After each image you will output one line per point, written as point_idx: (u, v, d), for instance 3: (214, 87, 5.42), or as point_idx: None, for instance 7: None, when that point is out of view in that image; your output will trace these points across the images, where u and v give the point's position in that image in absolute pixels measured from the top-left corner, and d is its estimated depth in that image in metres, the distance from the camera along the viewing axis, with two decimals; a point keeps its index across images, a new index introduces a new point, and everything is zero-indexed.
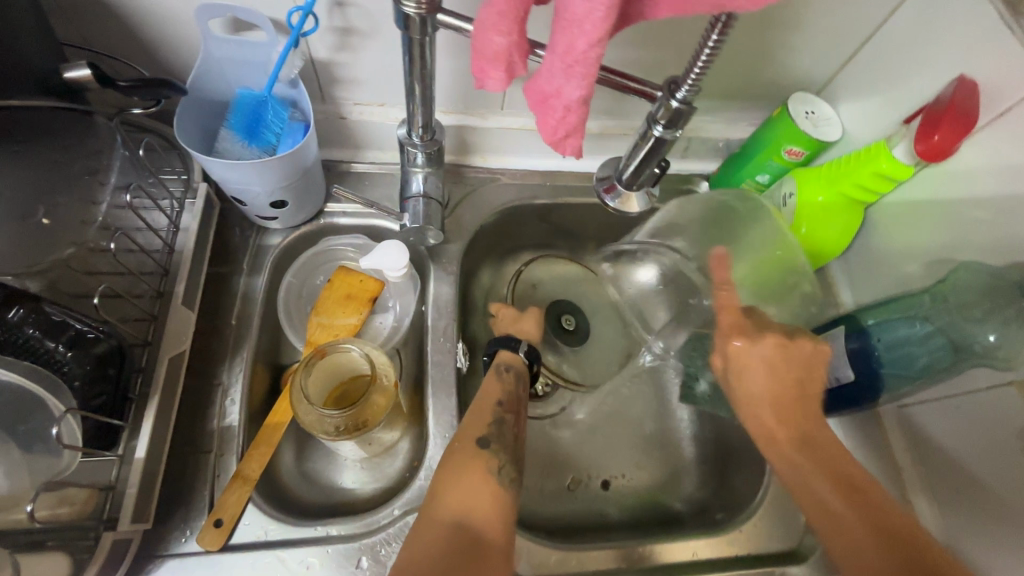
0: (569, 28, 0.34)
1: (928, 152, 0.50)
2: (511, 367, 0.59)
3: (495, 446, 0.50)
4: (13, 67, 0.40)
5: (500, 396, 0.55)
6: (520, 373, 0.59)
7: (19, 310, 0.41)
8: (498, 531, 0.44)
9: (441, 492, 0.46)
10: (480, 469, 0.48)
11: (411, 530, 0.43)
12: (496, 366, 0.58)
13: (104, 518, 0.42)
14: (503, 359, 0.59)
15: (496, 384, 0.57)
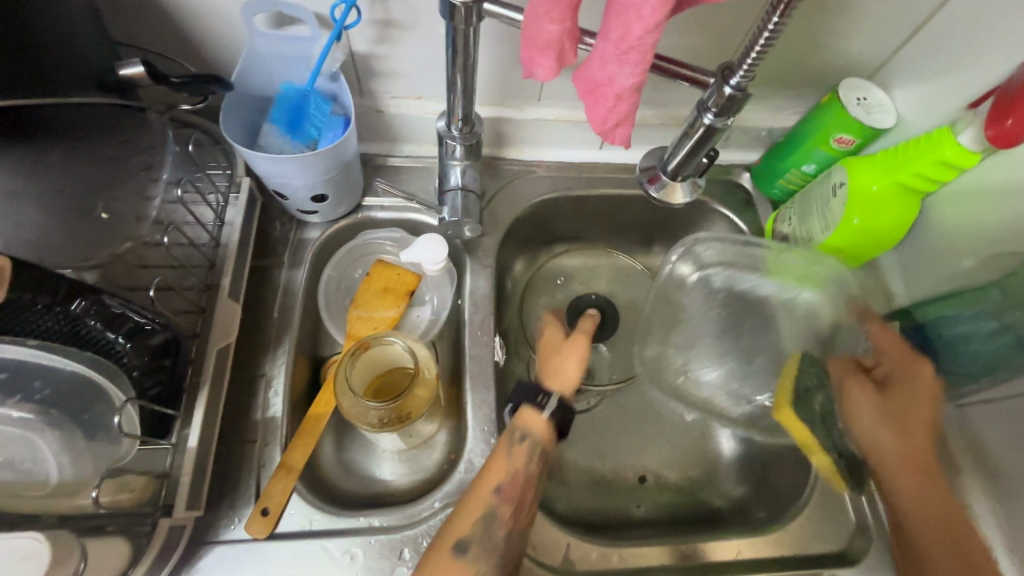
0: (624, 13, 0.33)
1: (999, 137, 0.45)
2: (527, 436, 0.52)
3: (487, 529, 0.48)
4: (73, 65, 0.41)
5: (501, 480, 0.50)
6: (537, 444, 0.52)
7: (81, 301, 0.39)
8: None
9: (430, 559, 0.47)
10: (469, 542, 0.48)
11: None
12: (511, 430, 0.52)
13: (161, 504, 0.44)
14: (521, 423, 0.52)
15: (505, 460, 0.51)
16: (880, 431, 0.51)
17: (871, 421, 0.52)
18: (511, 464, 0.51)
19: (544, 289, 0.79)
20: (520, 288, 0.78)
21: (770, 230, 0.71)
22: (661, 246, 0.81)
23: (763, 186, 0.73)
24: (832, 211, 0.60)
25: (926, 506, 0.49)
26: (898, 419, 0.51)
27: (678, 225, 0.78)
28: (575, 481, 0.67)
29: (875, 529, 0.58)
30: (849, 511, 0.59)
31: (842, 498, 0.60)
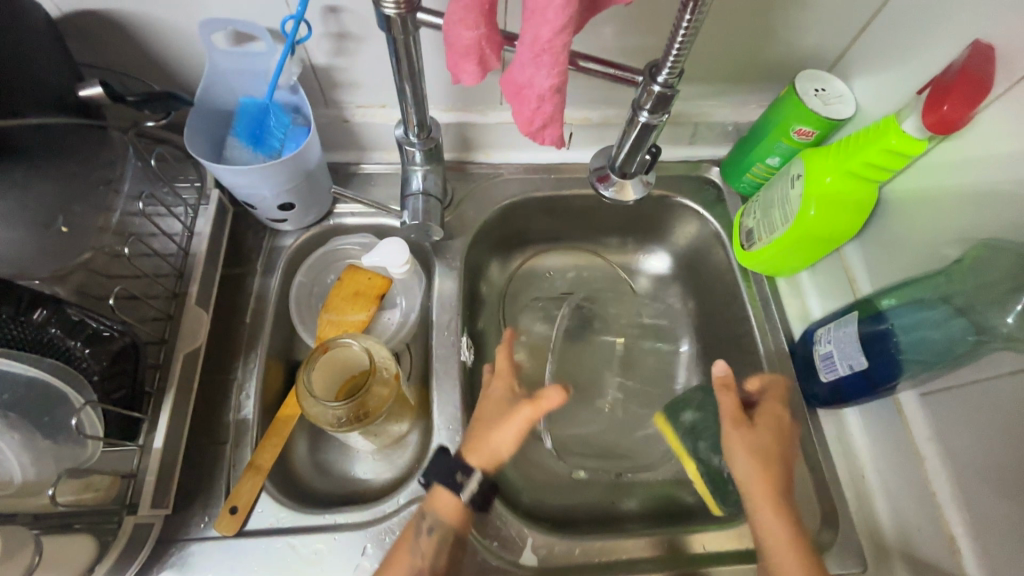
0: (534, 18, 0.34)
1: (937, 124, 0.47)
2: (435, 525, 0.51)
3: None
4: (34, 88, 0.44)
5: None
6: (444, 531, 0.51)
7: (43, 310, 0.43)
8: None
9: None
10: None
11: None
12: (418, 518, 0.51)
13: (126, 503, 0.46)
14: (430, 506, 0.52)
15: (406, 556, 0.49)
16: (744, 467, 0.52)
17: (742, 460, 0.53)
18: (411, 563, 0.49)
19: (520, 289, 0.80)
20: (495, 288, 0.79)
21: (738, 224, 0.71)
22: (636, 242, 0.81)
23: (731, 180, 0.73)
24: (791, 202, 0.60)
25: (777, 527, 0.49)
26: (769, 454, 0.53)
27: (650, 223, 0.79)
28: (550, 478, 0.67)
29: (842, 523, 0.58)
30: (817, 505, 0.60)
31: (810, 491, 0.60)
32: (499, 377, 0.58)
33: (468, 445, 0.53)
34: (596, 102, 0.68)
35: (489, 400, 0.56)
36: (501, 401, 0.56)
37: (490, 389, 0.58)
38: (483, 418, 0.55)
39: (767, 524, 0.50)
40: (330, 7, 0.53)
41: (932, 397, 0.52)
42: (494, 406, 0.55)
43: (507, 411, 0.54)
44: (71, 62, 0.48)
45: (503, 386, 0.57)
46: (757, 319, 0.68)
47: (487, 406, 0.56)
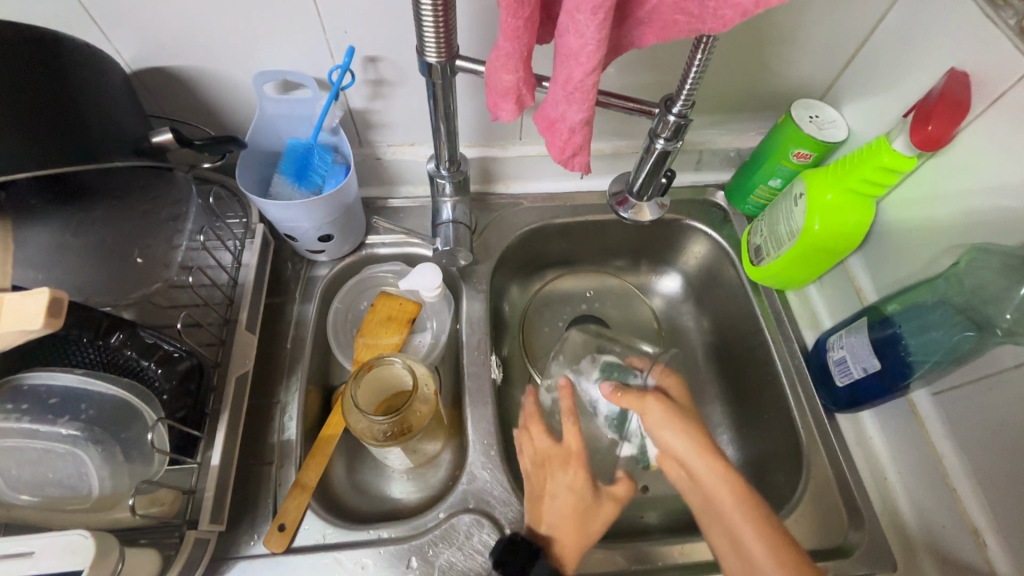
0: (567, 62, 0.39)
1: (925, 142, 0.52)
2: None
3: None
4: (114, 136, 0.48)
5: None
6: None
7: (120, 334, 0.46)
8: None
9: None
10: None
11: None
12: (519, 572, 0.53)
13: (187, 517, 0.48)
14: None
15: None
16: (672, 437, 0.49)
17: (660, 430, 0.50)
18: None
19: (541, 311, 0.83)
20: (517, 311, 0.82)
21: (746, 242, 0.75)
22: (649, 264, 0.86)
23: (736, 202, 0.78)
24: (795, 219, 0.65)
25: (706, 490, 0.48)
26: (682, 422, 0.49)
27: (662, 244, 0.83)
28: None
29: (867, 523, 0.60)
30: (841, 507, 0.62)
31: (834, 494, 0.62)
32: (574, 468, 0.54)
33: (556, 552, 0.52)
34: (608, 135, 0.73)
35: (564, 493, 0.53)
36: (581, 496, 0.53)
37: (561, 481, 0.54)
38: (569, 521, 0.53)
39: (706, 484, 0.48)
40: (370, 57, 0.59)
41: (943, 395, 0.55)
42: (577, 499, 0.53)
43: (590, 510, 0.53)
44: (143, 114, 0.54)
45: (582, 473, 0.53)
46: (771, 332, 0.71)
47: (567, 502, 0.53)
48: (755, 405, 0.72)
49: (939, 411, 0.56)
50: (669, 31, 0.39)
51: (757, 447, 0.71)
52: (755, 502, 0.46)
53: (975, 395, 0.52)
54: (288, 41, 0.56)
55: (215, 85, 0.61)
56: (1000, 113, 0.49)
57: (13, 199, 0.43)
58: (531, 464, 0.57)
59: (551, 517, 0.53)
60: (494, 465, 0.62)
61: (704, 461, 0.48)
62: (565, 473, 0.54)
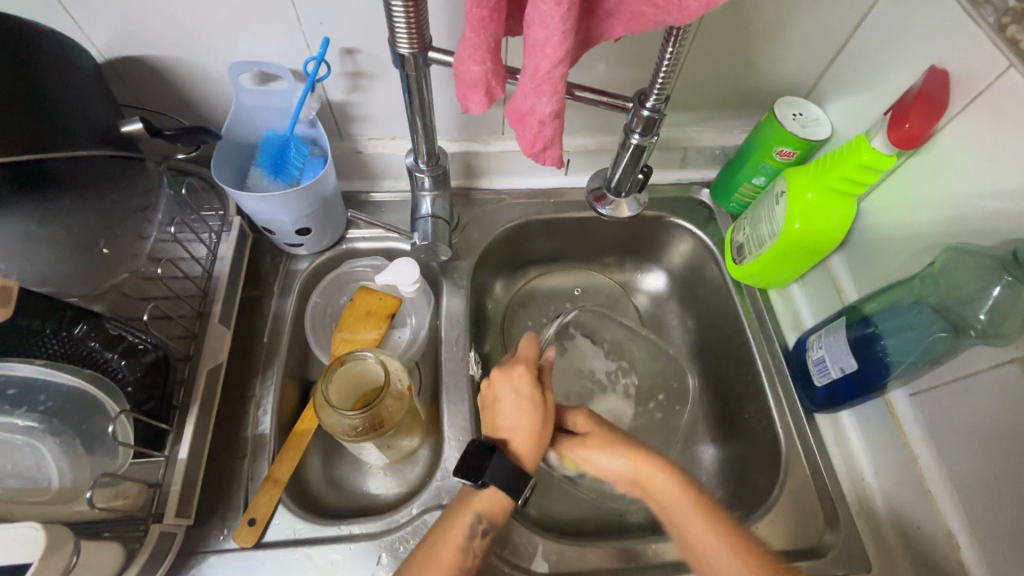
0: (534, 53, 0.38)
1: (902, 140, 0.51)
2: (489, 518, 0.51)
3: (478, 540, 0.50)
4: (80, 125, 0.48)
5: (485, 524, 0.51)
6: (495, 506, 0.51)
7: (83, 326, 0.45)
8: (480, 544, 0.51)
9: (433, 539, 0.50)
10: (461, 526, 0.50)
11: (419, 552, 0.50)
12: (468, 503, 0.51)
13: (152, 511, 0.48)
14: (484, 508, 0.51)
15: (460, 524, 0.50)
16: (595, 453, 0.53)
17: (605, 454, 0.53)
18: (459, 566, 0.49)
19: (524, 307, 0.83)
20: (501, 307, 0.82)
21: (729, 241, 0.75)
22: (634, 262, 0.85)
23: (721, 200, 0.78)
24: (776, 217, 0.64)
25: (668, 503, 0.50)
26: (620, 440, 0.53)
27: (647, 242, 0.83)
28: (560, 489, 0.69)
29: (845, 524, 0.60)
30: (818, 508, 0.62)
31: (812, 495, 0.62)
32: (522, 374, 0.54)
33: (517, 451, 0.52)
34: (591, 130, 0.73)
35: (516, 396, 0.54)
36: (531, 400, 0.53)
37: (509, 388, 0.54)
38: (522, 421, 0.53)
39: (666, 499, 0.50)
40: (347, 49, 0.58)
41: (920, 396, 0.55)
42: (522, 402, 0.53)
43: (535, 409, 0.53)
44: (113, 104, 0.53)
45: (528, 378, 0.54)
46: (752, 330, 0.71)
47: (516, 406, 0.53)
48: (736, 404, 0.72)
49: (917, 413, 0.55)
50: (637, 23, 0.38)
51: (738, 446, 0.71)
52: (716, 513, 0.49)
53: (952, 396, 0.52)
54: (262, 31, 0.56)
55: (191, 75, 0.60)
56: (978, 112, 0.49)
57: None
58: (482, 379, 0.56)
59: (504, 421, 0.53)
60: None
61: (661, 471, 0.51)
62: (512, 377, 0.55)
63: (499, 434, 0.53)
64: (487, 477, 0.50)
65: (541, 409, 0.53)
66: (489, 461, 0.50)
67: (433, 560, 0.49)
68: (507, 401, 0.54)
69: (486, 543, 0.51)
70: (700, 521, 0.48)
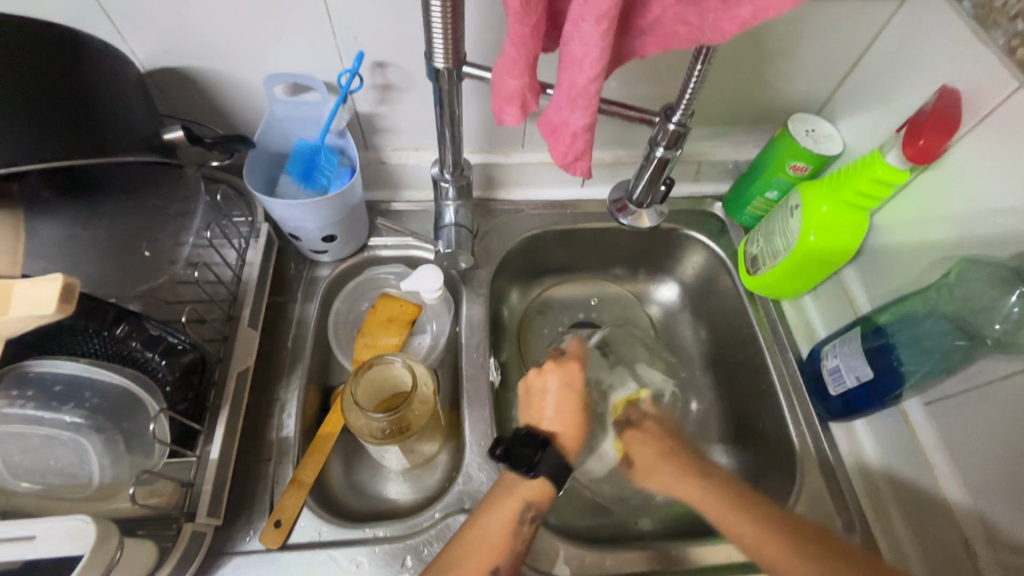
0: (571, 69, 0.40)
1: (916, 156, 0.53)
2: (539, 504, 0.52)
3: (529, 523, 0.51)
4: (126, 132, 0.49)
5: (534, 507, 0.52)
6: (546, 493, 0.52)
7: (125, 326, 0.47)
8: (527, 529, 0.51)
9: (481, 520, 0.51)
10: (510, 509, 0.51)
11: (468, 534, 0.50)
12: (515, 486, 0.52)
13: (184, 511, 0.48)
14: (533, 497, 0.51)
15: (507, 506, 0.51)
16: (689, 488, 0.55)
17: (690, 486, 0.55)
18: (509, 547, 0.50)
19: (540, 316, 0.84)
20: (517, 316, 0.83)
21: (743, 252, 0.76)
22: (647, 272, 0.87)
23: (734, 213, 0.80)
24: (791, 229, 0.66)
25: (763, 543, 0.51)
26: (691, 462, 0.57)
27: (660, 254, 0.84)
28: (577, 495, 0.70)
29: (860, 533, 0.61)
30: (834, 515, 0.62)
31: (827, 503, 0.63)
32: (574, 370, 0.59)
33: (563, 442, 0.55)
34: (609, 144, 0.75)
35: (564, 389, 0.57)
36: (577, 394, 0.58)
37: (559, 380, 0.58)
38: (570, 414, 0.56)
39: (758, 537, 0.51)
40: (378, 63, 0.60)
41: (935, 405, 0.56)
42: (569, 395, 0.57)
43: (580, 403, 0.57)
44: (156, 113, 0.55)
45: (578, 372, 0.59)
46: (766, 341, 0.72)
47: (564, 399, 0.57)
48: (751, 413, 0.73)
49: (932, 421, 0.56)
50: (670, 41, 0.40)
51: (752, 454, 0.71)
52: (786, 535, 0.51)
53: (967, 404, 0.53)
54: (298, 44, 0.58)
55: (226, 86, 0.62)
56: (989, 129, 0.51)
57: (27, 192, 0.43)
58: (529, 368, 0.60)
59: (552, 412, 0.56)
60: (491, 467, 0.62)
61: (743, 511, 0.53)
62: (563, 370, 0.58)
63: (545, 424, 0.56)
64: (540, 465, 0.52)
65: (584, 404, 0.57)
66: (546, 450, 0.53)
67: (486, 541, 0.50)
68: (556, 392, 0.57)
69: (533, 528, 0.52)
70: (710, 496, 0.55)
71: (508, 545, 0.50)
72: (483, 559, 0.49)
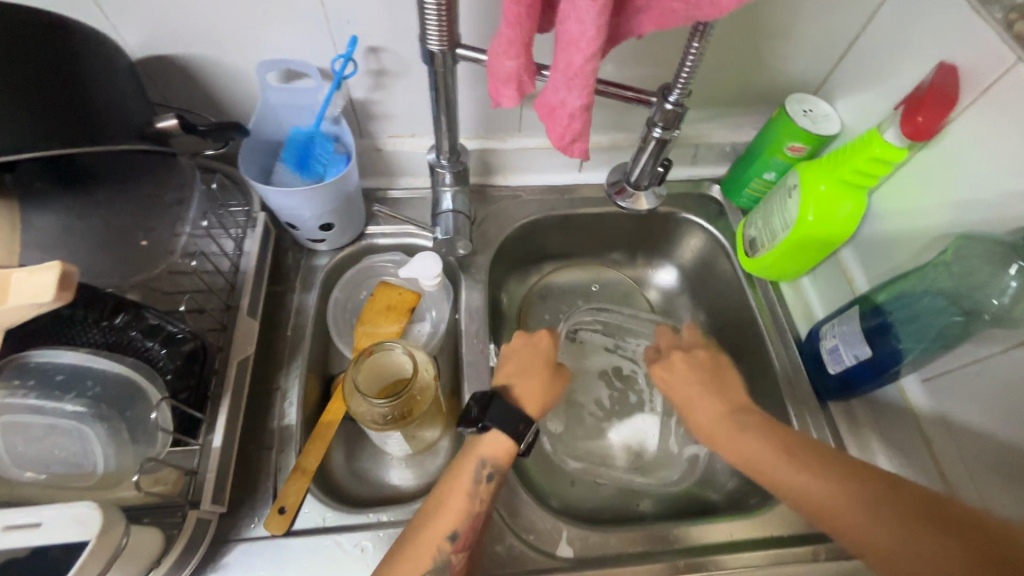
0: (568, 47, 0.40)
1: (914, 133, 0.53)
2: (495, 463, 0.52)
3: (485, 482, 0.52)
4: (121, 119, 0.49)
5: (488, 467, 0.52)
6: (502, 448, 0.53)
7: (124, 315, 0.47)
8: (485, 492, 0.52)
9: (445, 485, 0.52)
10: (466, 471, 0.52)
11: (428, 502, 0.52)
12: (472, 450, 0.54)
13: (189, 498, 0.48)
14: (486, 452, 0.53)
15: (464, 471, 0.52)
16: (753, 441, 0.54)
17: (748, 441, 0.55)
18: (467, 509, 0.51)
19: (539, 303, 0.84)
20: (516, 303, 0.83)
21: (741, 235, 0.76)
22: (645, 257, 0.87)
23: (732, 195, 0.79)
24: (789, 210, 0.66)
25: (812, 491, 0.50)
26: (742, 410, 0.58)
27: (659, 237, 0.84)
28: (578, 478, 0.71)
29: None
30: None
31: None
32: (543, 336, 0.61)
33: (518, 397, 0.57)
34: (606, 128, 0.74)
35: (531, 350, 0.60)
36: (544, 353, 0.60)
37: (527, 341, 0.61)
38: (528, 372, 0.58)
39: (808, 486, 0.51)
40: (372, 48, 0.60)
41: (932, 381, 0.57)
42: (530, 356, 0.60)
43: (544, 363, 0.59)
44: (148, 101, 0.54)
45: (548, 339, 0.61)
46: (764, 322, 0.73)
47: (529, 359, 0.59)
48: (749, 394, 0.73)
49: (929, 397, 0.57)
50: (667, 18, 0.40)
51: None
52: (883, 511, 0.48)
53: (966, 378, 0.53)
54: (292, 30, 0.57)
55: (218, 73, 0.61)
56: (985, 105, 0.50)
57: (18, 181, 0.43)
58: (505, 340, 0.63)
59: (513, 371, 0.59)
60: None
61: (795, 458, 0.52)
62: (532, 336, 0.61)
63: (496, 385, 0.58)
64: (488, 418, 0.53)
65: (551, 366, 0.59)
66: (490, 403, 0.54)
67: (443, 504, 0.51)
68: (517, 353, 0.60)
69: (491, 488, 0.52)
70: (773, 451, 0.53)
71: (467, 509, 0.51)
72: (443, 522, 0.50)
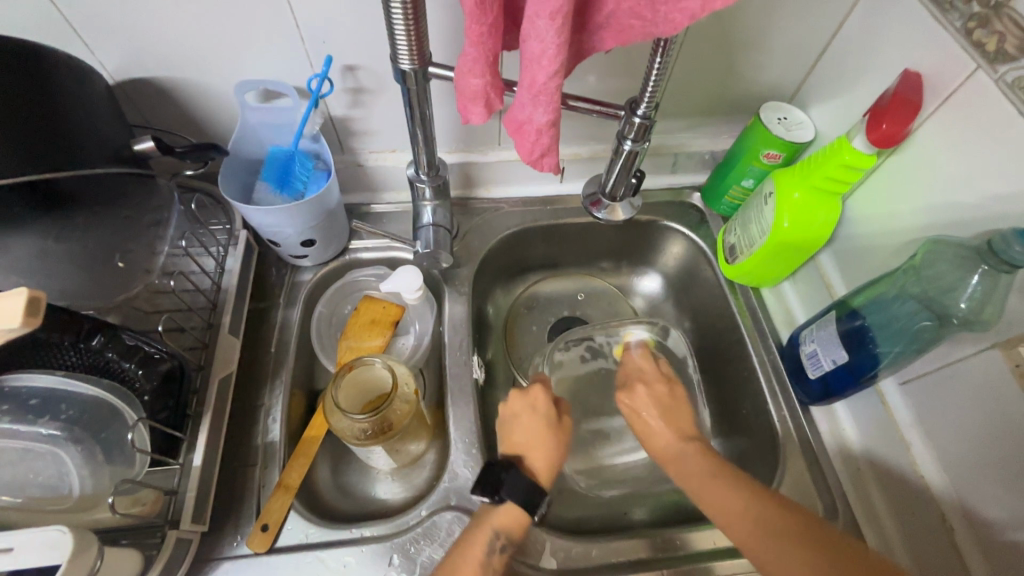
0: (530, 66, 0.41)
1: (880, 140, 0.54)
2: (510, 535, 0.52)
3: (498, 557, 0.51)
4: (96, 144, 0.49)
5: (503, 540, 0.51)
6: (519, 521, 0.52)
7: (100, 337, 0.48)
8: (497, 564, 0.51)
9: (456, 552, 0.51)
10: (480, 542, 0.51)
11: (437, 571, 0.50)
12: (485, 520, 0.52)
13: (168, 518, 0.49)
14: (501, 523, 0.52)
15: (478, 542, 0.51)
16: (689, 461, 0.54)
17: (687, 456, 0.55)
18: None
19: (525, 313, 0.85)
20: (501, 313, 0.84)
21: (721, 242, 0.77)
22: (630, 265, 0.87)
23: (712, 203, 0.80)
24: (765, 217, 0.67)
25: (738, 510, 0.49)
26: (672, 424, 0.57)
27: (640, 246, 0.85)
28: (566, 488, 0.71)
29: (843, 514, 0.62)
30: (818, 499, 0.63)
31: (810, 487, 0.64)
32: (538, 394, 0.59)
33: (529, 466, 0.56)
34: (584, 139, 0.75)
35: (532, 415, 0.58)
36: (544, 417, 0.58)
37: (526, 407, 0.59)
38: (531, 441, 0.57)
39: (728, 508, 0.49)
40: (349, 67, 0.61)
41: (908, 385, 0.57)
42: (528, 425, 0.58)
43: (545, 429, 0.57)
44: (125, 124, 0.55)
45: (545, 401, 0.59)
46: (747, 327, 0.73)
47: (533, 424, 0.58)
48: (734, 399, 0.73)
49: (906, 400, 0.57)
50: (627, 35, 0.41)
51: (739, 441, 0.72)
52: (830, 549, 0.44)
53: (941, 382, 0.53)
54: (269, 52, 0.58)
55: (196, 94, 0.62)
56: (948, 112, 0.51)
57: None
58: (499, 401, 0.61)
59: (516, 443, 0.57)
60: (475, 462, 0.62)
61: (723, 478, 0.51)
62: (529, 395, 0.59)
63: (514, 450, 0.57)
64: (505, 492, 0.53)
65: (556, 428, 0.58)
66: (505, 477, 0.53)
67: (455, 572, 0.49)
68: (518, 421, 0.58)
69: (503, 560, 0.51)
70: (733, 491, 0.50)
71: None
72: None
